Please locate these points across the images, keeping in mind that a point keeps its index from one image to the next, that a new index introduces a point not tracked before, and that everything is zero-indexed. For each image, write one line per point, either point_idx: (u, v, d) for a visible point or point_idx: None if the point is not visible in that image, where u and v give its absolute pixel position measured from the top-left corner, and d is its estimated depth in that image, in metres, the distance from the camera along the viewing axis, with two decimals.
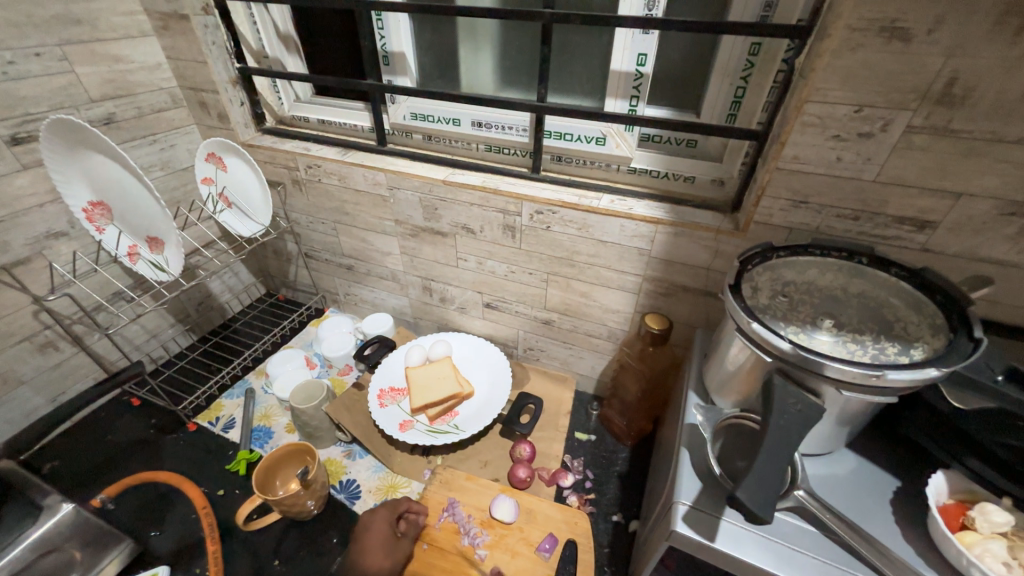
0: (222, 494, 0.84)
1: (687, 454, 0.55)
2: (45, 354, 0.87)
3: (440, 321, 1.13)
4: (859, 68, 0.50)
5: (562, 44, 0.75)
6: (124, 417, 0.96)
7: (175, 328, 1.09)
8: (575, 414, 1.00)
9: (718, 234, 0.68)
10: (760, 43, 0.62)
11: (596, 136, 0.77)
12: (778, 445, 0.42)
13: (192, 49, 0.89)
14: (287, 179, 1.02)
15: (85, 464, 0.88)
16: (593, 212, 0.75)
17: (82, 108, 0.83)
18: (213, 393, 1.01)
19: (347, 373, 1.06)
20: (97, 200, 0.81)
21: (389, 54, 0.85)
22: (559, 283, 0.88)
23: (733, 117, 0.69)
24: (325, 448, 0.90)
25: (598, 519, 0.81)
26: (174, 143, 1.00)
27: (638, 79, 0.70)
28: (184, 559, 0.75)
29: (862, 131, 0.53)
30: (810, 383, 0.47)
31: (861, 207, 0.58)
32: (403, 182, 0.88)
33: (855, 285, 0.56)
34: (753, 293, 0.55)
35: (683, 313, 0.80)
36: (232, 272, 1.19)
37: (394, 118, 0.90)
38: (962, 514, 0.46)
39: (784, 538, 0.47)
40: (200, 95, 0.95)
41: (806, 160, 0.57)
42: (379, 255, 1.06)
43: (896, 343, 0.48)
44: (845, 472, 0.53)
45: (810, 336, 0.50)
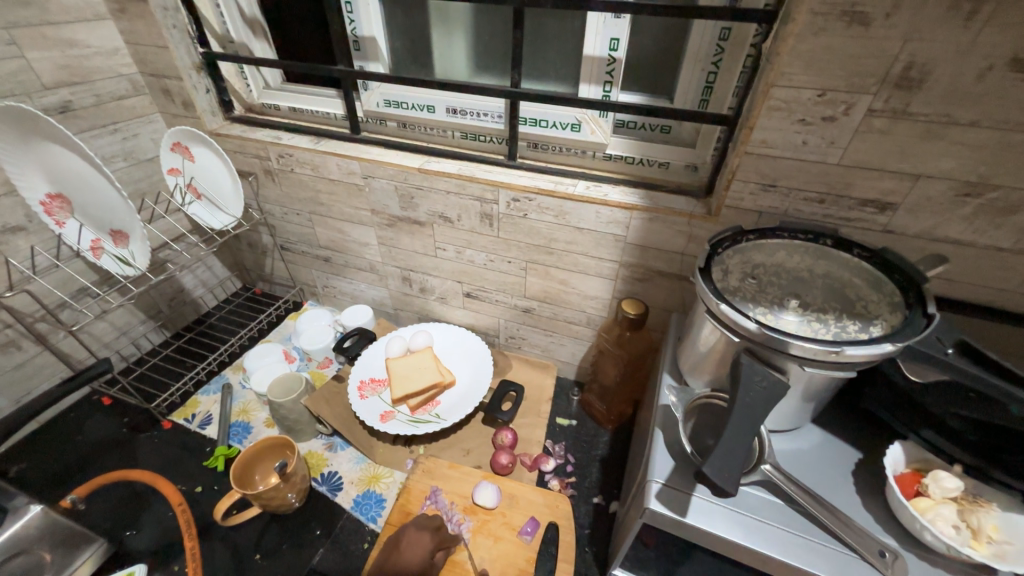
0: (200, 491, 0.82)
1: (660, 434, 0.56)
2: (7, 354, 0.83)
3: (420, 312, 1.12)
4: (822, 53, 0.51)
5: (536, 29, 0.75)
6: (95, 416, 0.93)
7: (146, 324, 1.06)
8: (557, 400, 1.01)
9: (691, 219, 0.69)
10: (730, 28, 0.62)
11: (571, 123, 0.77)
12: (743, 422, 0.43)
13: (152, 33, 0.85)
14: (259, 169, 0.99)
15: (55, 465, 0.85)
16: (569, 199, 0.75)
17: (34, 96, 0.79)
18: (188, 390, 0.99)
19: (326, 366, 1.05)
20: (55, 192, 0.78)
21: (360, 39, 0.83)
22: (538, 271, 0.88)
23: (705, 102, 0.70)
24: (305, 442, 0.90)
25: (580, 501, 0.82)
26: (137, 133, 0.96)
27: (611, 64, 0.70)
28: (162, 557, 0.74)
29: (826, 115, 0.54)
30: (776, 361, 0.49)
31: (826, 190, 0.60)
32: (378, 171, 0.87)
33: (820, 266, 0.57)
34: (723, 276, 0.56)
35: (659, 298, 0.81)
36: (206, 266, 1.16)
37: (368, 105, 0.89)
38: (916, 482, 0.49)
39: (752, 511, 0.49)
40: (163, 82, 0.92)
41: (774, 144, 0.58)
42: (357, 246, 1.04)
43: (857, 321, 0.50)
44: (811, 447, 0.54)
45: (777, 317, 0.51)
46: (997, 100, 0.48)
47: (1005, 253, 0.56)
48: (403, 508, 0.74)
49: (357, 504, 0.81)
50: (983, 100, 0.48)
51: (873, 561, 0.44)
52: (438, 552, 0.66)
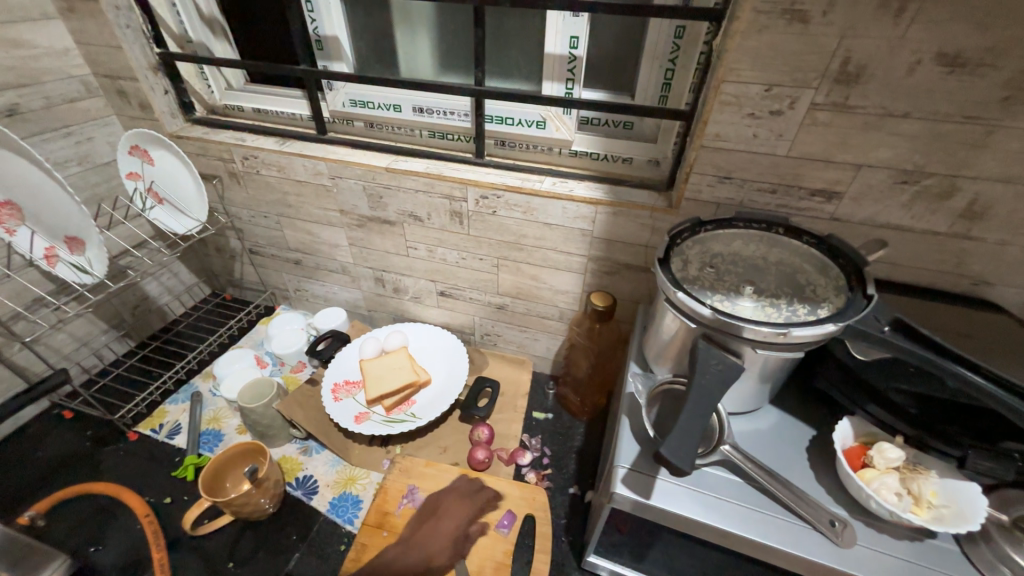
0: (169, 502, 0.81)
1: (627, 421, 0.57)
2: None
3: (395, 312, 1.12)
4: (766, 49, 0.53)
5: (497, 27, 0.75)
6: (54, 431, 0.90)
7: (108, 334, 1.02)
8: (533, 394, 1.02)
9: (653, 212, 0.72)
10: (683, 26, 0.65)
11: (536, 120, 0.78)
12: (699, 404, 0.45)
13: (104, 32, 0.82)
14: (223, 172, 0.97)
15: (13, 483, 0.82)
16: (536, 195, 0.76)
17: None
18: (155, 399, 0.96)
19: (300, 369, 1.03)
20: (3, 200, 0.73)
21: (322, 38, 0.82)
22: (509, 267, 0.89)
23: (664, 98, 0.72)
24: (279, 447, 0.88)
25: (555, 493, 0.83)
26: (92, 136, 0.93)
27: (572, 61, 0.72)
28: (130, 571, 0.72)
29: (773, 109, 0.57)
30: (732, 346, 0.51)
31: (777, 181, 0.62)
32: (345, 171, 0.86)
33: (773, 254, 0.60)
34: (683, 266, 0.58)
35: (627, 290, 0.83)
36: (171, 272, 1.13)
37: (333, 105, 0.88)
38: (863, 454, 0.51)
39: (712, 490, 0.50)
40: (119, 83, 0.89)
41: (727, 137, 0.61)
42: (328, 248, 1.03)
43: (807, 304, 0.53)
44: (768, 426, 0.57)
45: (732, 303, 0.53)
46: (927, 92, 0.51)
47: (941, 236, 0.60)
48: (379, 508, 0.74)
49: (333, 506, 0.80)
50: (915, 92, 0.51)
51: (824, 530, 0.46)
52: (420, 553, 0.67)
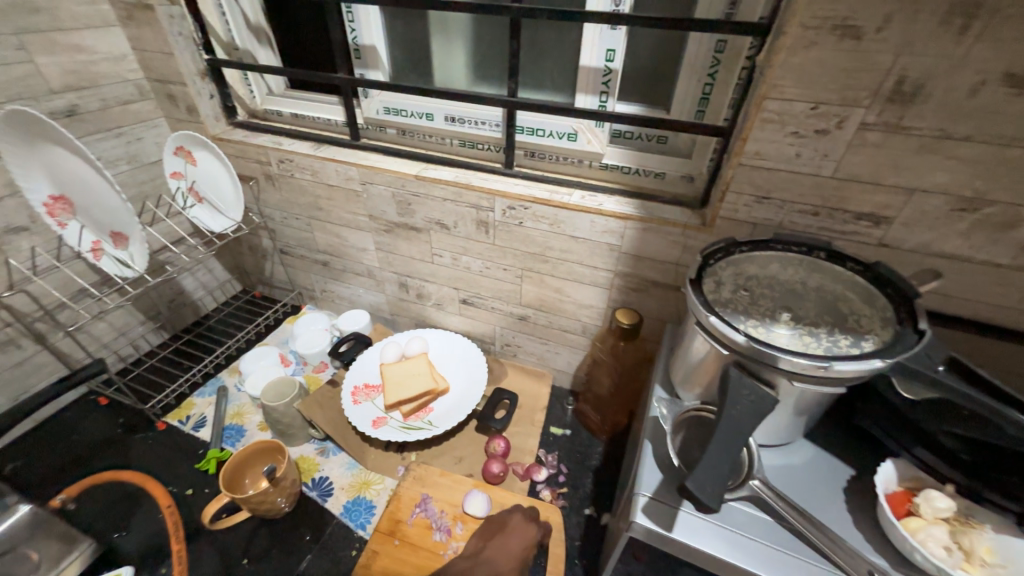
0: (191, 493, 0.83)
1: (650, 446, 0.55)
2: (6, 352, 0.84)
3: (417, 318, 1.12)
4: (814, 66, 0.51)
5: (533, 39, 0.75)
6: (90, 416, 0.94)
7: (145, 326, 1.07)
8: (551, 409, 1.00)
9: (685, 230, 0.69)
10: (725, 40, 0.63)
11: (568, 132, 0.77)
12: (729, 435, 0.43)
13: (158, 39, 0.87)
14: (260, 174, 1.00)
15: (49, 464, 0.86)
16: (564, 208, 0.75)
17: (41, 99, 0.81)
18: (184, 391, 0.99)
19: (322, 370, 1.05)
20: (58, 194, 0.79)
21: (361, 47, 0.84)
22: (533, 279, 0.88)
23: (701, 114, 0.70)
24: (298, 446, 0.89)
25: (570, 513, 0.81)
26: (141, 137, 0.98)
27: (607, 75, 0.71)
28: (150, 559, 0.74)
29: (819, 128, 0.54)
30: (765, 375, 0.48)
31: (820, 202, 0.59)
32: (376, 177, 0.88)
33: (813, 279, 0.57)
34: (715, 287, 0.56)
35: (654, 308, 0.81)
36: (206, 269, 1.17)
37: (368, 112, 0.90)
38: (907, 501, 0.48)
39: (739, 527, 0.48)
40: (168, 87, 0.93)
41: (767, 156, 0.58)
42: (355, 251, 1.05)
43: (849, 335, 0.50)
44: (801, 462, 0.53)
45: (767, 330, 0.51)
46: (991, 115, 0.48)
47: (1003, 268, 0.56)
48: (393, 515, 0.73)
49: (347, 510, 0.80)
50: (978, 114, 0.48)
51: None
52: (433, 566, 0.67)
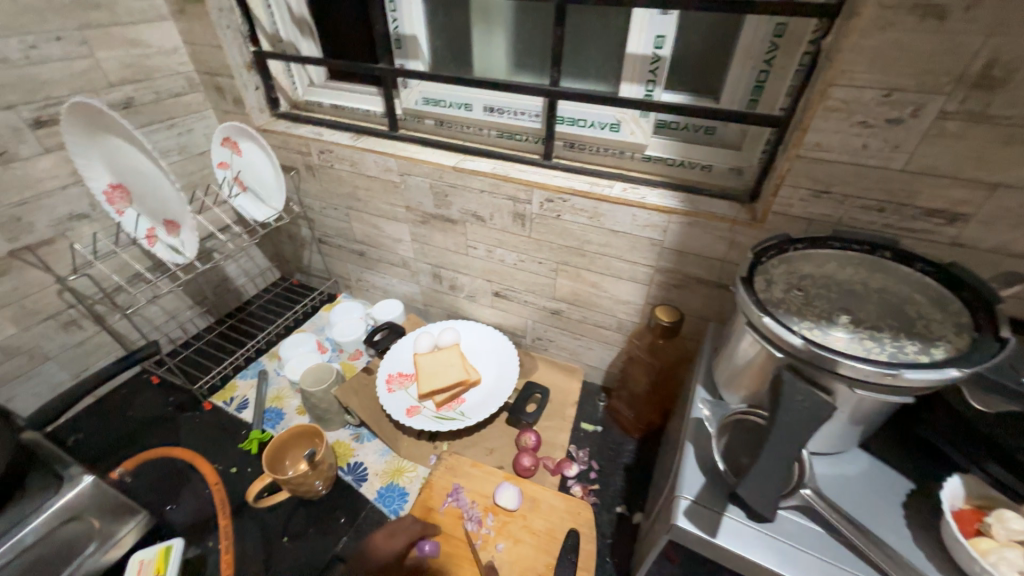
0: (235, 471, 0.86)
1: (692, 448, 0.54)
2: (70, 332, 0.90)
3: (450, 309, 1.13)
4: (889, 50, 0.47)
5: (577, 26, 0.73)
6: (143, 393, 1.00)
7: (192, 310, 1.12)
8: (583, 404, 0.99)
9: (733, 225, 0.66)
10: (785, 24, 0.59)
11: (611, 122, 0.75)
12: (781, 443, 0.40)
13: (208, 33, 0.89)
14: (301, 164, 1.02)
15: (108, 437, 0.91)
16: (604, 201, 0.73)
17: (102, 92, 0.85)
18: (228, 373, 1.04)
19: (357, 357, 1.07)
20: (116, 182, 0.83)
21: (401, 37, 0.84)
22: (568, 273, 0.87)
23: (755, 102, 0.66)
24: (334, 431, 0.92)
25: (601, 510, 0.80)
26: (191, 128, 1.01)
27: (655, 62, 0.68)
28: (199, 531, 0.78)
29: (891, 117, 0.50)
30: (823, 381, 0.45)
31: (886, 198, 0.55)
32: (414, 168, 0.88)
33: (876, 279, 0.54)
34: (767, 286, 0.53)
35: (695, 305, 0.79)
36: (249, 256, 1.21)
37: (407, 103, 0.90)
38: (977, 520, 0.44)
39: (789, 537, 0.46)
40: (217, 80, 0.96)
41: (829, 147, 0.55)
42: (391, 242, 1.06)
43: (917, 341, 0.46)
44: (856, 473, 0.50)
45: (824, 333, 0.48)
46: None
47: None
48: (425, 503, 0.74)
49: (381, 496, 0.82)
50: None
51: None
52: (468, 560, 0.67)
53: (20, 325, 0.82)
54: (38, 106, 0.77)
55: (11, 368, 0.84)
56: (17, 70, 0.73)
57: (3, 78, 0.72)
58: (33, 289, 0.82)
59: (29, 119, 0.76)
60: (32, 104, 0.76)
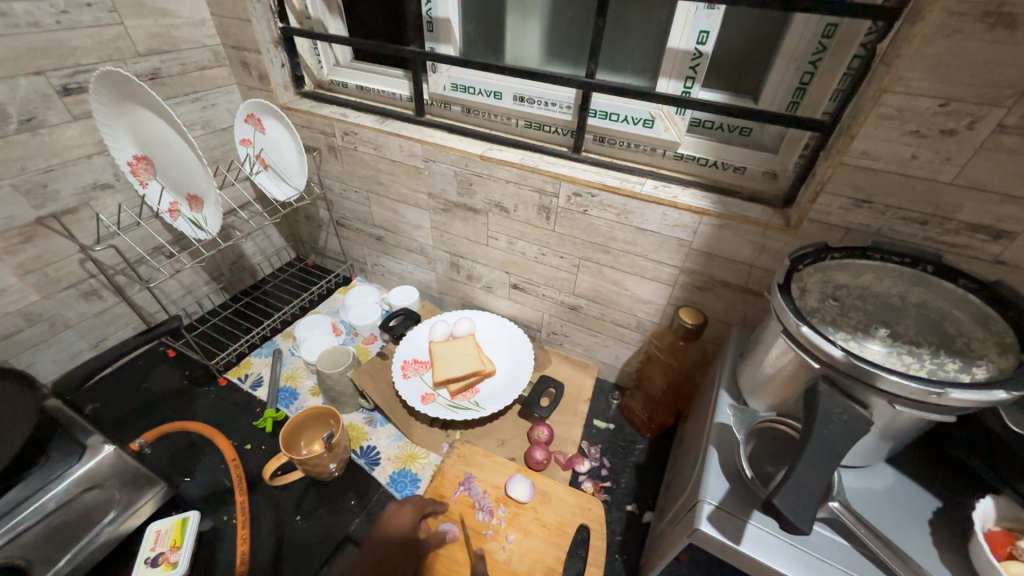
0: (250, 448, 0.87)
1: (716, 453, 0.53)
2: (90, 302, 0.91)
3: (465, 299, 1.13)
4: (951, 58, 0.45)
5: (618, 17, 0.71)
6: (159, 366, 1.00)
7: (209, 286, 1.12)
8: (595, 401, 0.99)
9: (767, 229, 0.65)
10: (836, 25, 0.57)
11: (644, 118, 0.74)
12: (821, 456, 0.40)
13: (237, 6, 0.87)
14: (323, 145, 1.01)
15: (124, 408, 0.92)
16: (634, 198, 0.72)
17: (129, 62, 0.84)
18: (244, 351, 1.04)
19: (371, 342, 1.08)
20: (141, 155, 0.82)
21: (434, 20, 0.82)
22: (590, 269, 0.86)
23: (796, 105, 0.65)
24: (347, 414, 0.93)
25: (612, 507, 0.81)
26: (215, 103, 1.00)
27: (696, 58, 0.66)
28: (213, 505, 0.79)
29: (945, 128, 0.49)
30: (859, 395, 0.45)
31: (930, 210, 0.54)
32: (439, 155, 0.87)
33: (915, 294, 0.53)
34: (801, 294, 0.52)
35: (719, 308, 0.78)
36: (265, 235, 1.21)
37: (434, 88, 0.88)
38: (1009, 543, 0.43)
39: (814, 548, 0.45)
40: (243, 54, 0.95)
41: (876, 156, 0.53)
42: (410, 228, 1.05)
43: (957, 359, 0.45)
44: (882, 487, 0.50)
45: (860, 345, 0.47)
46: None
47: None
48: (437, 490, 0.75)
49: (393, 480, 0.83)
50: None
51: None
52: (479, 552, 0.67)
53: (42, 293, 0.83)
54: (66, 73, 0.76)
55: (32, 335, 0.84)
56: (47, 34, 0.72)
57: (33, 43, 0.71)
58: (56, 257, 0.82)
59: (57, 86, 0.75)
60: (60, 70, 0.75)
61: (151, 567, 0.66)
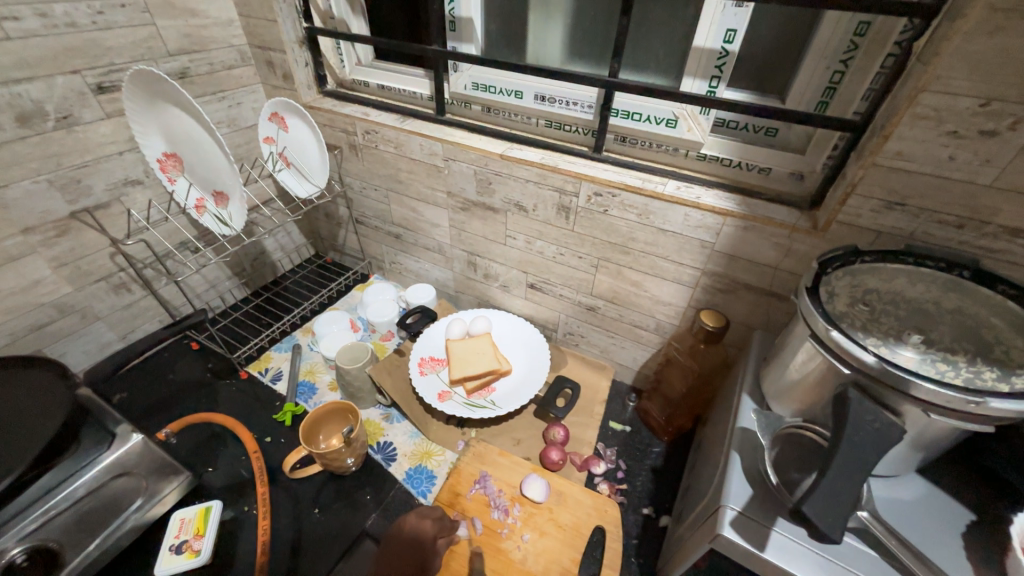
0: (270, 441, 0.89)
1: (739, 458, 0.53)
2: (119, 294, 0.93)
3: (481, 297, 1.13)
4: (994, 56, 0.44)
5: (643, 15, 0.71)
6: (183, 358, 1.03)
7: (231, 281, 1.14)
8: (611, 403, 0.99)
9: (793, 232, 0.64)
10: (870, 22, 0.56)
11: (667, 118, 0.73)
12: (850, 464, 0.39)
13: (263, 6, 0.89)
14: (344, 144, 1.02)
15: (149, 398, 0.95)
16: (656, 198, 0.71)
17: (160, 61, 0.86)
18: (264, 345, 1.06)
19: (388, 339, 1.09)
20: (170, 151, 0.84)
21: (457, 19, 0.83)
22: (609, 270, 0.85)
23: (825, 105, 0.63)
24: (365, 409, 0.94)
25: (628, 510, 0.80)
26: (241, 101, 1.02)
27: (722, 57, 0.65)
28: (235, 496, 0.81)
29: (985, 128, 0.47)
30: (891, 402, 0.44)
31: (967, 214, 0.52)
32: (459, 154, 0.87)
33: (950, 300, 0.51)
34: (829, 298, 0.51)
35: (741, 311, 0.77)
36: (286, 232, 1.23)
37: (455, 87, 0.89)
38: None
39: (841, 558, 0.44)
40: (268, 54, 0.96)
41: (911, 156, 0.52)
42: (428, 226, 1.06)
43: (995, 368, 0.44)
44: (913, 498, 0.49)
45: (891, 351, 0.46)
46: None
47: None
48: (452, 488, 0.75)
49: (409, 477, 0.83)
50: None
51: None
52: (493, 553, 0.67)
53: (74, 285, 0.85)
54: (101, 72, 0.78)
55: (64, 326, 0.87)
56: (83, 34, 0.74)
57: (70, 42, 0.73)
58: (88, 251, 0.85)
59: (92, 84, 0.77)
60: (95, 69, 0.77)
61: (175, 555, 0.69)
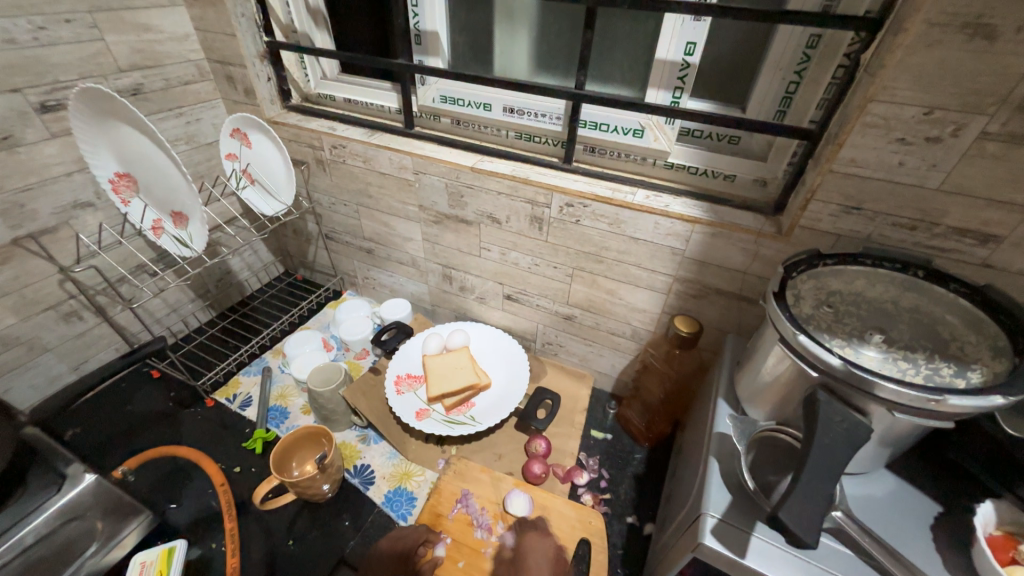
0: (239, 471, 0.85)
1: (717, 464, 0.53)
2: (69, 323, 0.88)
3: (458, 310, 1.11)
4: (934, 68, 0.46)
5: (606, 28, 0.72)
6: (143, 388, 0.97)
7: (194, 303, 1.09)
8: (592, 411, 0.98)
9: (759, 237, 0.66)
10: (820, 35, 0.58)
11: (634, 128, 0.74)
12: (823, 467, 0.40)
13: (221, 21, 0.86)
14: (311, 159, 1.00)
15: (106, 432, 0.89)
16: (627, 208, 0.72)
17: (110, 77, 0.82)
18: (231, 369, 1.02)
19: (363, 357, 1.06)
20: (123, 172, 0.81)
21: (422, 33, 0.82)
22: (584, 279, 0.86)
23: (783, 114, 0.65)
24: (340, 432, 0.91)
25: (612, 520, 0.80)
26: (200, 118, 0.99)
27: (684, 69, 0.67)
28: (202, 532, 0.77)
29: (930, 135, 0.49)
30: (858, 402, 0.45)
31: (918, 216, 0.55)
32: (430, 167, 0.86)
33: (907, 299, 0.53)
34: (796, 301, 0.52)
35: (713, 316, 0.78)
36: (253, 250, 1.19)
37: (423, 100, 0.88)
38: (1011, 548, 0.43)
39: (819, 560, 0.45)
40: (228, 69, 0.93)
41: (864, 163, 0.54)
42: (401, 240, 1.04)
43: (951, 364, 0.46)
44: (883, 494, 0.50)
45: (856, 351, 0.47)
46: None
47: None
48: (433, 509, 0.73)
49: (388, 500, 0.81)
50: None
51: None
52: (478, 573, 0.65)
53: (19, 315, 0.80)
54: (44, 90, 0.74)
55: (9, 360, 0.81)
56: (24, 51, 0.70)
57: (10, 59, 0.69)
58: (34, 279, 0.80)
59: (35, 103, 0.73)
60: (38, 88, 0.73)
61: None
